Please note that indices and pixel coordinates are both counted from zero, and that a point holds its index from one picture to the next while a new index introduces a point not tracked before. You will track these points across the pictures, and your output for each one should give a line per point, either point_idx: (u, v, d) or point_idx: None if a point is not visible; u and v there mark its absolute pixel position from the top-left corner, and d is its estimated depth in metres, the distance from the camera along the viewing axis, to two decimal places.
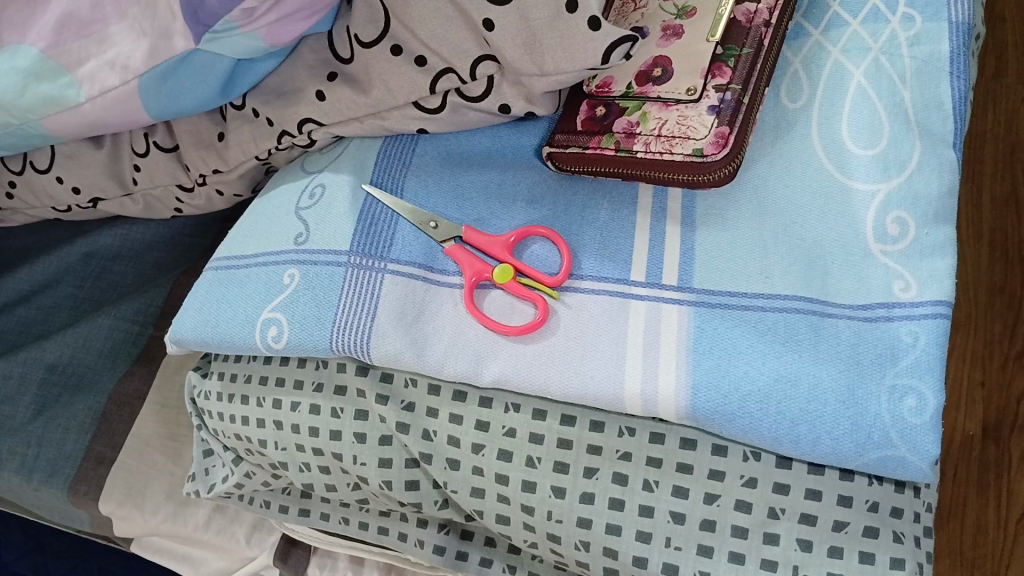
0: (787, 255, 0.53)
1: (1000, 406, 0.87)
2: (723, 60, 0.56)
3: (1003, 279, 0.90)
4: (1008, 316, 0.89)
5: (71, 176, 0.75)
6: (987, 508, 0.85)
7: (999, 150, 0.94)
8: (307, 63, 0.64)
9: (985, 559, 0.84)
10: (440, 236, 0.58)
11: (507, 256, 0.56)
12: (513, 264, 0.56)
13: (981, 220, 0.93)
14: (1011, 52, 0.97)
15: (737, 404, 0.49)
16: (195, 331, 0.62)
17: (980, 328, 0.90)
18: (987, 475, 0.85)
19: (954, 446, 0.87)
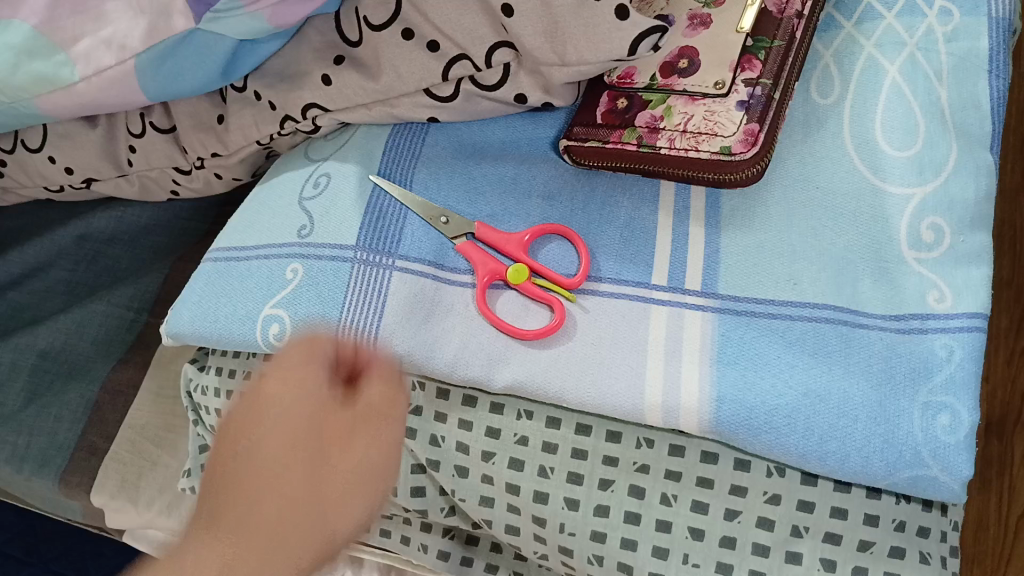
0: (817, 260, 0.50)
1: (1004, 402, 0.83)
2: (753, 52, 0.53)
3: (1011, 273, 0.85)
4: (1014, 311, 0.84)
5: (64, 155, 0.72)
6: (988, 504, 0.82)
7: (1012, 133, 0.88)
8: (313, 46, 0.61)
9: (984, 556, 0.81)
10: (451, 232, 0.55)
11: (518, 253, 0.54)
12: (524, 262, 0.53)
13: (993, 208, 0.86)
14: None
15: (764, 418, 0.47)
16: (193, 324, 0.59)
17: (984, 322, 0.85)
18: (989, 471, 0.82)
19: None
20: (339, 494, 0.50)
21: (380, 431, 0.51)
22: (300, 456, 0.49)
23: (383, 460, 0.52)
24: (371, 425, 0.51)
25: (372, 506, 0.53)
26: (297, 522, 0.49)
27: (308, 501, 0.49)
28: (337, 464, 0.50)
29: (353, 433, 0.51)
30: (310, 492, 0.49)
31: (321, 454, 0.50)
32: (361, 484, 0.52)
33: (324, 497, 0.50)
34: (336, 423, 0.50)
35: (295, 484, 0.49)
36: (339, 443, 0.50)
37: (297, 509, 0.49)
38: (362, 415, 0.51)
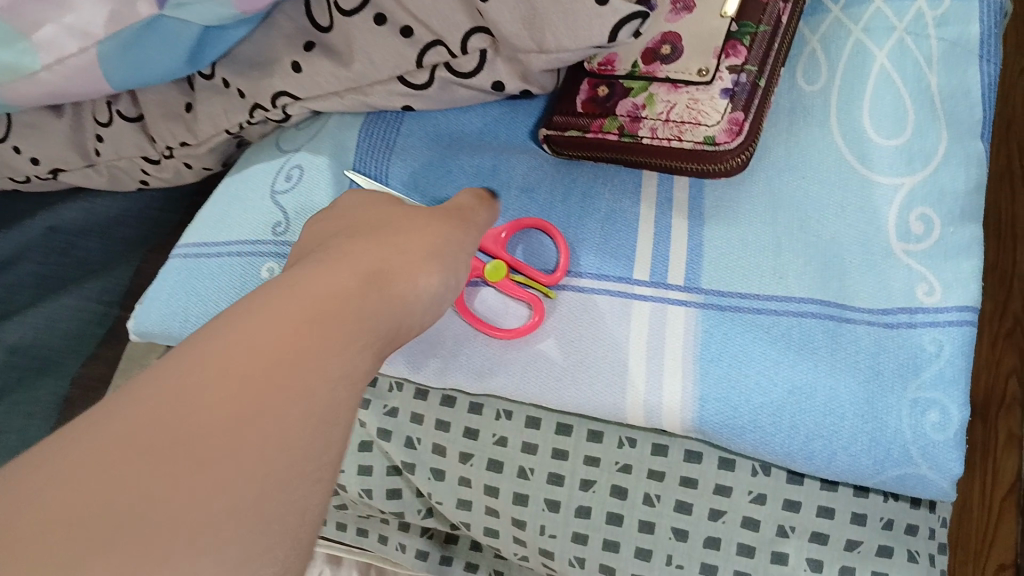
0: (803, 253, 0.49)
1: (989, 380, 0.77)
2: (737, 38, 0.51)
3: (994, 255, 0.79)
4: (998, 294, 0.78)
5: (29, 146, 0.70)
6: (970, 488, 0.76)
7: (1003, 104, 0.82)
8: (283, 32, 0.58)
9: (967, 539, 0.75)
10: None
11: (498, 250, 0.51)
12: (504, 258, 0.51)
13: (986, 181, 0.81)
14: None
15: (748, 418, 0.46)
16: (162, 323, 0.58)
17: None
18: (972, 454, 0.76)
19: None
20: (406, 244, 0.41)
21: (450, 217, 0.46)
22: (365, 233, 0.41)
23: (459, 248, 0.44)
24: (439, 213, 0.46)
25: (450, 279, 0.42)
26: (370, 271, 0.38)
27: (377, 249, 0.40)
28: (407, 227, 0.43)
29: (432, 216, 0.45)
30: (379, 243, 0.40)
31: (392, 215, 0.44)
32: (433, 250, 0.42)
33: (392, 246, 0.40)
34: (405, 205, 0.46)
35: (364, 245, 0.40)
36: (417, 221, 0.44)
37: (365, 261, 0.38)
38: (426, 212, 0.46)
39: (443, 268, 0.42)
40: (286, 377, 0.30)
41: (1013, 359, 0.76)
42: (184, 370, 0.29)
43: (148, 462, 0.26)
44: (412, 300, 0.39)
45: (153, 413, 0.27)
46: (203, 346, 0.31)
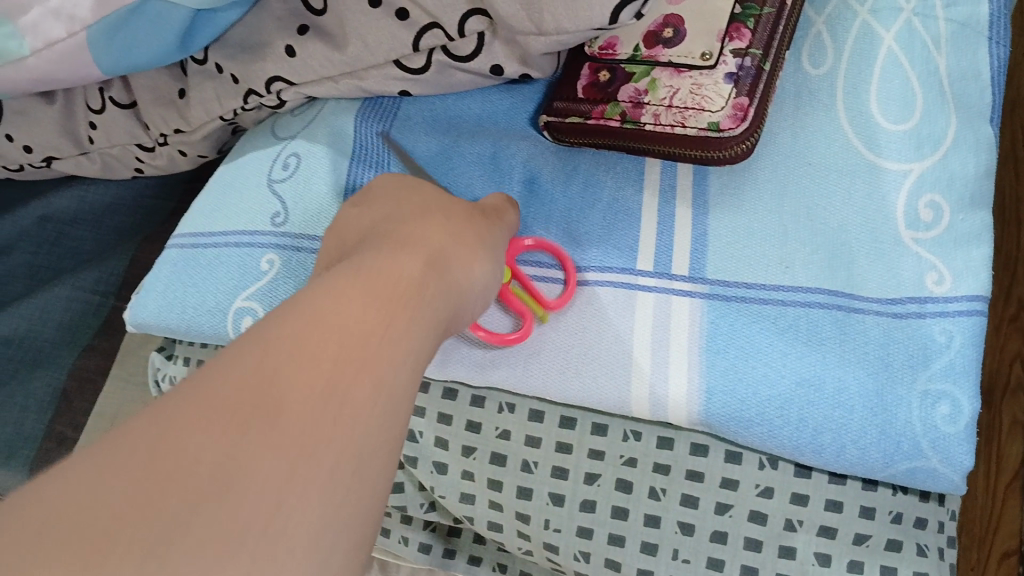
0: (810, 242, 0.48)
1: (994, 367, 0.76)
2: (741, 21, 0.50)
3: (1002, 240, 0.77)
4: (1004, 279, 0.76)
5: (24, 135, 0.69)
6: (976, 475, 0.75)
7: None
8: (275, 14, 0.57)
9: (972, 525, 0.74)
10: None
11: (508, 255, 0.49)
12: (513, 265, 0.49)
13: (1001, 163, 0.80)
14: None
15: (755, 410, 0.45)
16: (158, 315, 0.58)
17: None
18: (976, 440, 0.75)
19: None
20: (459, 227, 0.42)
21: (490, 211, 0.47)
22: (415, 215, 0.42)
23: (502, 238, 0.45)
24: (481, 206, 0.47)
25: (497, 266, 0.44)
26: (428, 253, 0.39)
27: (433, 233, 0.40)
28: (456, 212, 0.44)
29: (477, 206, 0.46)
30: (435, 227, 0.41)
31: (439, 200, 0.45)
32: (480, 238, 0.43)
33: (447, 229, 0.41)
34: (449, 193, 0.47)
35: (419, 227, 0.41)
36: (466, 210, 0.45)
37: (422, 243, 0.39)
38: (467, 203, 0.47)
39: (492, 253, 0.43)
40: (358, 352, 0.31)
41: (1017, 344, 0.75)
42: (264, 340, 0.30)
43: (237, 426, 0.27)
44: (467, 283, 0.40)
45: (239, 380, 0.29)
46: (277, 322, 0.32)
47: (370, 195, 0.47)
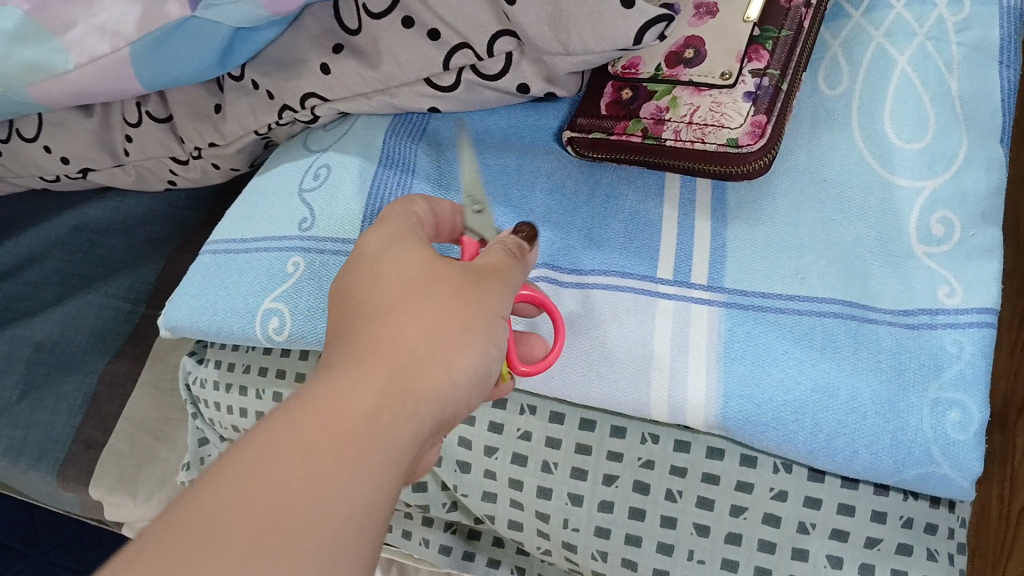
0: (825, 254, 0.50)
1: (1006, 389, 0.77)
2: (760, 43, 0.52)
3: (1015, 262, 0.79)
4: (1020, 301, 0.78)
5: (59, 145, 0.73)
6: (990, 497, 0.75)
7: None
8: (311, 33, 0.60)
9: (988, 548, 0.74)
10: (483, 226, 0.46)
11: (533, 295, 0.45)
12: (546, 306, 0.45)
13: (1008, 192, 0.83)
14: None
15: (772, 415, 0.46)
16: (190, 319, 0.59)
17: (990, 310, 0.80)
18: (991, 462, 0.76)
19: None
20: (440, 317, 0.35)
21: (487, 275, 0.37)
22: (406, 288, 0.36)
23: (492, 317, 0.36)
24: (477, 268, 0.38)
25: (488, 354, 0.36)
26: (411, 348, 0.33)
27: (413, 325, 0.34)
28: (438, 294, 0.35)
29: (470, 272, 0.37)
30: (417, 310, 0.35)
31: (430, 262, 0.37)
32: (464, 325, 0.35)
33: (428, 318, 0.34)
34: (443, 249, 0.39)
35: (400, 311, 0.35)
36: (452, 286, 0.36)
37: (399, 339, 0.33)
38: (457, 270, 0.37)
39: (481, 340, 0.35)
40: (313, 477, 0.28)
41: None
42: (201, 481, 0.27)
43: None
44: (448, 386, 0.34)
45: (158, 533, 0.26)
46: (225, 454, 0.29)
47: (410, 208, 0.41)
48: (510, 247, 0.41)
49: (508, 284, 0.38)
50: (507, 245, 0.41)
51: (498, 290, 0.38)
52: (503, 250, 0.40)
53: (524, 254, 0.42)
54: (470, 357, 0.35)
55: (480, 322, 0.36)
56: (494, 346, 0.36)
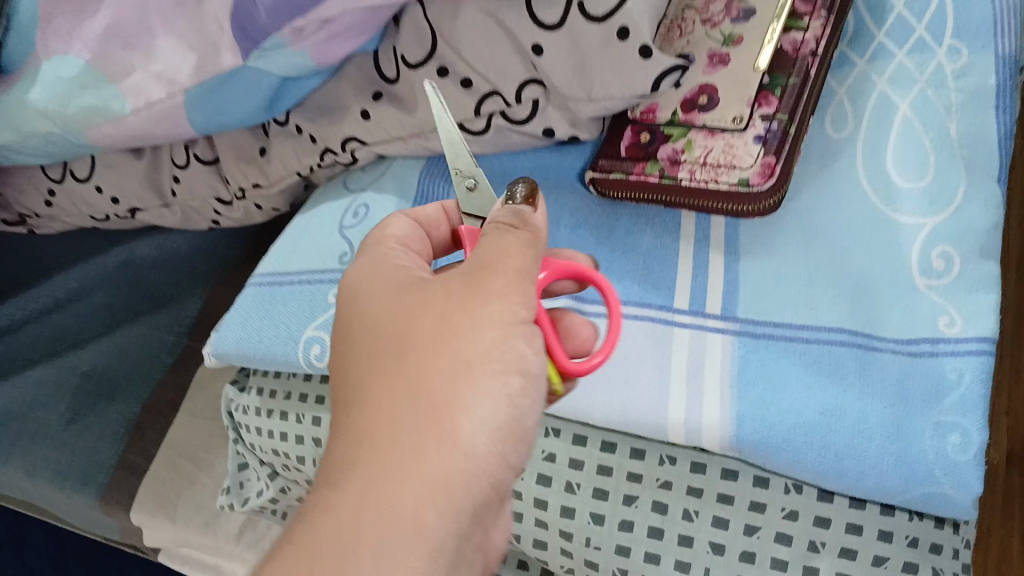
0: (833, 286, 0.53)
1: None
2: (770, 90, 0.56)
3: None
4: None
5: (110, 185, 0.78)
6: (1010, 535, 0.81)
7: None
8: (353, 81, 0.66)
9: None
10: (478, 203, 0.48)
11: (572, 265, 0.46)
12: (586, 275, 0.46)
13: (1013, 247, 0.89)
14: None
15: (782, 435, 0.49)
16: (238, 344, 0.64)
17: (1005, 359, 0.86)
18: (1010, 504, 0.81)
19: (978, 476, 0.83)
20: (430, 387, 0.37)
21: (467, 303, 0.38)
22: (386, 357, 0.39)
23: (490, 349, 0.37)
24: (456, 299, 0.38)
25: (504, 386, 0.38)
26: (410, 424, 0.36)
27: (403, 405, 0.37)
28: (419, 364, 0.37)
29: (449, 310, 0.38)
30: (403, 389, 0.37)
31: (406, 322, 0.39)
32: (457, 384, 0.37)
33: (415, 392, 0.37)
34: (425, 287, 0.40)
35: (388, 394, 0.37)
36: (429, 346, 0.38)
37: (395, 425, 0.36)
38: (434, 317, 0.38)
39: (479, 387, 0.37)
40: None
41: None
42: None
43: None
44: (470, 443, 0.37)
45: None
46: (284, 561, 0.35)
47: (383, 225, 0.47)
48: (502, 227, 0.40)
49: (500, 291, 0.38)
50: (500, 225, 0.40)
51: (494, 298, 0.38)
52: (497, 234, 0.40)
53: (527, 220, 0.41)
54: (480, 402, 0.37)
55: (473, 367, 0.37)
56: (508, 370, 0.38)
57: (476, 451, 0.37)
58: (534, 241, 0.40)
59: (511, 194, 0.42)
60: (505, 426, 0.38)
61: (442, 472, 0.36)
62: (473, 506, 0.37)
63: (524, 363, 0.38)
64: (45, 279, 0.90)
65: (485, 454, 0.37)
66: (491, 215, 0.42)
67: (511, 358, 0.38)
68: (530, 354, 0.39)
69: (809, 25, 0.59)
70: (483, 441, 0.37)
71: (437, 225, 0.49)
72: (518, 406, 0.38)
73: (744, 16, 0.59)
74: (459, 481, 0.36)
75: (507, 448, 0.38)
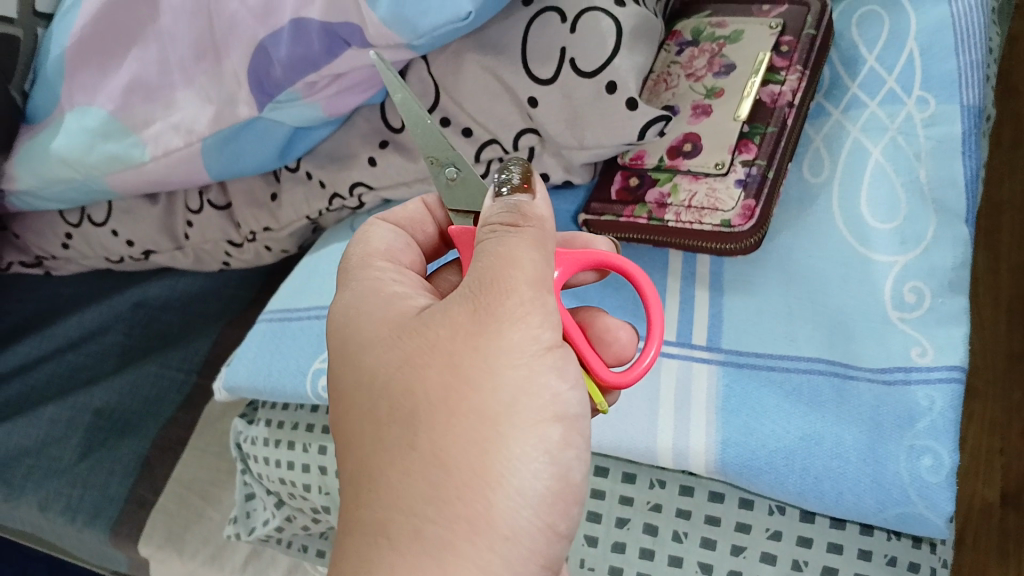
0: (811, 320, 0.57)
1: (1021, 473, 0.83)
2: (750, 137, 0.60)
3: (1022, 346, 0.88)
4: None
5: (126, 229, 0.82)
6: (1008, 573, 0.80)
7: (1016, 221, 0.93)
8: (361, 131, 0.71)
9: None
10: (460, 194, 0.50)
11: (589, 256, 0.46)
12: (605, 262, 0.46)
13: (999, 287, 0.91)
14: None
15: (765, 459, 0.52)
16: (248, 378, 0.67)
17: (999, 395, 0.87)
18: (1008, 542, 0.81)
19: (974, 512, 0.83)
20: (457, 453, 0.37)
21: (479, 346, 0.38)
22: (397, 415, 0.38)
23: (516, 397, 0.38)
24: (464, 339, 0.38)
25: (543, 436, 0.38)
26: (446, 495, 0.36)
27: (432, 476, 0.37)
28: (437, 429, 0.37)
29: (458, 356, 0.38)
30: (428, 459, 0.37)
31: (412, 379, 0.38)
32: (485, 444, 0.37)
33: (441, 459, 0.37)
34: (426, 328, 0.40)
35: (413, 467, 0.37)
36: (444, 405, 0.37)
37: (431, 501, 0.36)
38: (442, 369, 0.38)
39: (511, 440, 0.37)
40: None
41: None
42: None
43: None
44: (514, 502, 0.37)
45: None
46: None
47: (368, 229, 0.51)
48: (499, 227, 0.41)
49: (514, 318, 0.38)
50: (498, 227, 0.41)
51: (512, 329, 0.38)
52: (498, 236, 0.41)
53: (525, 213, 0.42)
54: (517, 457, 0.37)
55: (500, 420, 0.37)
56: (543, 414, 0.39)
57: (523, 507, 0.38)
58: (536, 233, 0.41)
59: (509, 177, 0.43)
60: (549, 474, 0.38)
61: (492, 540, 0.36)
62: (532, 558, 0.38)
63: (558, 400, 0.39)
64: (57, 320, 0.90)
65: (533, 508, 0.38)
66: (491, 205, 0.43)
67: (543, 399, 0.39)
68: (563, 388, 0.40)
69: (785, 79, 0.62)
70: (530, 494, 0.38)
71: (422, 223, 0.54)
72: (560, 450, 0.39)
73: (725, 71, 0.64)
74: (511, 544, 0.37)
75: (561, 491, 0.39)
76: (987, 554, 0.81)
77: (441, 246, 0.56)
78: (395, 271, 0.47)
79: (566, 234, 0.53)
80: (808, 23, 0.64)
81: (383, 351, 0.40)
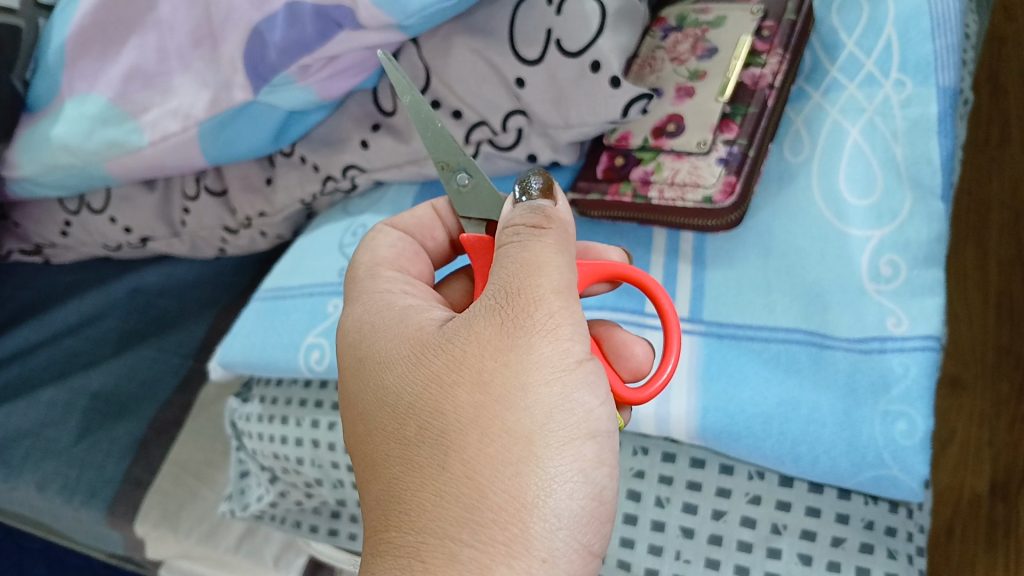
0: (789, 292, 0.59)
1: (1009, 464, 0.84)
2: (731, 118, 0.62)
3: (1009, 340, 0.89)
4: (1016, 377, 0.87)
5: (124, 217, 0.82)
6: (997, 564, 0.81)
7: (1004, 217, 0.94)
8: (353, 115, 0.73)
9: None
10: (462, 198, 0.50)
11: (606, 267, 0.46)
12: (620, 274, 0.46)
13: (988, 284, 0.92)
14: (1015, 124, 0.97)
15: (743, 424, 0.54)
16: (241, 353, 0.70)
17: (985, 389, 0.88)
18: (996, 533, 0.82)
19: (963, 502, 0.85)
20: (491, 476, 0.37)
21: (510, 363, 0.38)
22: (428, 437, 0.39)
23: (549, 414, 0.38)
24: (494, 355, 0.38)
25: (577, 453, 0.38)
26: (481, 519, 0.36)
27: (466, 499, 0.37)
28: (470, 451, 0.37)
29: (488, 374, 0.38)
30: (461, 480, 0.37)
31: (442, 399, 0.39)
32: (519, 464, 0.37)
33: (475, 481, 0.37)
34: (452, 345, 0.40)
35: (445, 488, 0.37)
36: (476, 425, 0.38)
37: (465, 524, 0.36)
38: (472, 388, 0.38)
39: (544, 459, 0.37)
40: None
41: None
42: None
43: None
44: (550, 523, 0.37)
45: None
46: None
47: (372, 237, 0.53)
48: (522, 228, 0.42)
49: (544, 330, 0.38)
50: (521, 229, 0.42)
51: (543, 342, 0.38)
52: (521, 240, 0.41)
53: (548, 215, 0.43)
54: (551, 477, 0.37)
55: (534, 440, 0.37)
56: (577, 432, 0.38)
57: (559, 529, 0.37)
58: (559, 236, 0.42)
59: (528, 186, 0.45)
60: (583, 494, 0.38)
61: (530, 563, 0.36)
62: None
63: (589, 417, 0.39)
64: (54, 306, 0.89)
65: (568, 529, 0.37)
66: (514, 210, 0.44)
67: (576, 416, 0.38)
68: (595, 404, 0.39)
69: (767, 62, 0.64)
70: (565, 515, 0.37)
71: (432, 229, 0.55)
72: (593, 467, 0.38)
73: (708, 54, 0.65)
74: (548, 567, 0.36)
75: (595, 510, 0.38)
76: (976, 544, 0.83)
77: (452, 253, 0.57)
78: (403, 281, 0.49)
79: (580, 244, 0.54)
80: (789, 8, 0.66)
81: (411, 373, 0.41)
